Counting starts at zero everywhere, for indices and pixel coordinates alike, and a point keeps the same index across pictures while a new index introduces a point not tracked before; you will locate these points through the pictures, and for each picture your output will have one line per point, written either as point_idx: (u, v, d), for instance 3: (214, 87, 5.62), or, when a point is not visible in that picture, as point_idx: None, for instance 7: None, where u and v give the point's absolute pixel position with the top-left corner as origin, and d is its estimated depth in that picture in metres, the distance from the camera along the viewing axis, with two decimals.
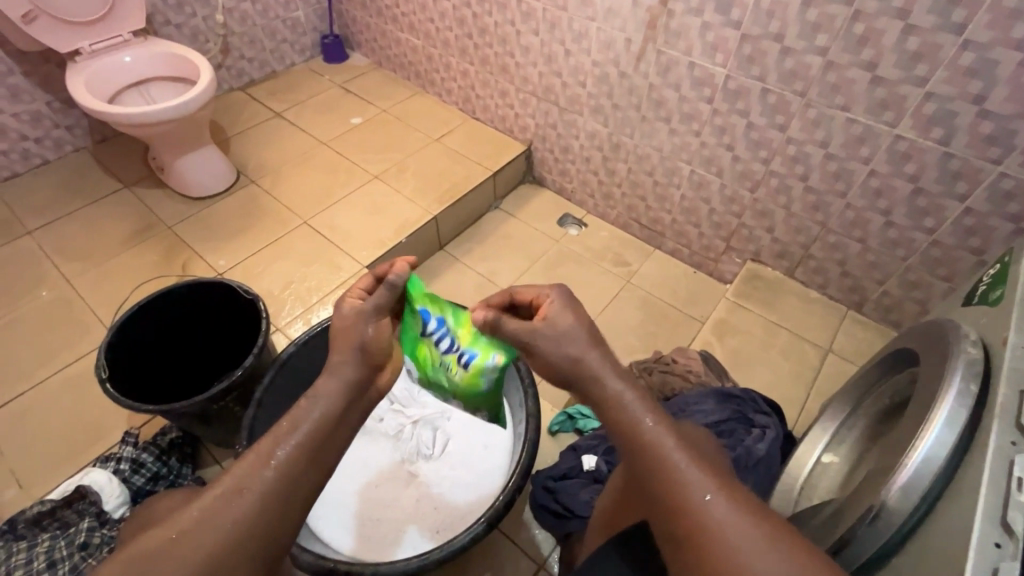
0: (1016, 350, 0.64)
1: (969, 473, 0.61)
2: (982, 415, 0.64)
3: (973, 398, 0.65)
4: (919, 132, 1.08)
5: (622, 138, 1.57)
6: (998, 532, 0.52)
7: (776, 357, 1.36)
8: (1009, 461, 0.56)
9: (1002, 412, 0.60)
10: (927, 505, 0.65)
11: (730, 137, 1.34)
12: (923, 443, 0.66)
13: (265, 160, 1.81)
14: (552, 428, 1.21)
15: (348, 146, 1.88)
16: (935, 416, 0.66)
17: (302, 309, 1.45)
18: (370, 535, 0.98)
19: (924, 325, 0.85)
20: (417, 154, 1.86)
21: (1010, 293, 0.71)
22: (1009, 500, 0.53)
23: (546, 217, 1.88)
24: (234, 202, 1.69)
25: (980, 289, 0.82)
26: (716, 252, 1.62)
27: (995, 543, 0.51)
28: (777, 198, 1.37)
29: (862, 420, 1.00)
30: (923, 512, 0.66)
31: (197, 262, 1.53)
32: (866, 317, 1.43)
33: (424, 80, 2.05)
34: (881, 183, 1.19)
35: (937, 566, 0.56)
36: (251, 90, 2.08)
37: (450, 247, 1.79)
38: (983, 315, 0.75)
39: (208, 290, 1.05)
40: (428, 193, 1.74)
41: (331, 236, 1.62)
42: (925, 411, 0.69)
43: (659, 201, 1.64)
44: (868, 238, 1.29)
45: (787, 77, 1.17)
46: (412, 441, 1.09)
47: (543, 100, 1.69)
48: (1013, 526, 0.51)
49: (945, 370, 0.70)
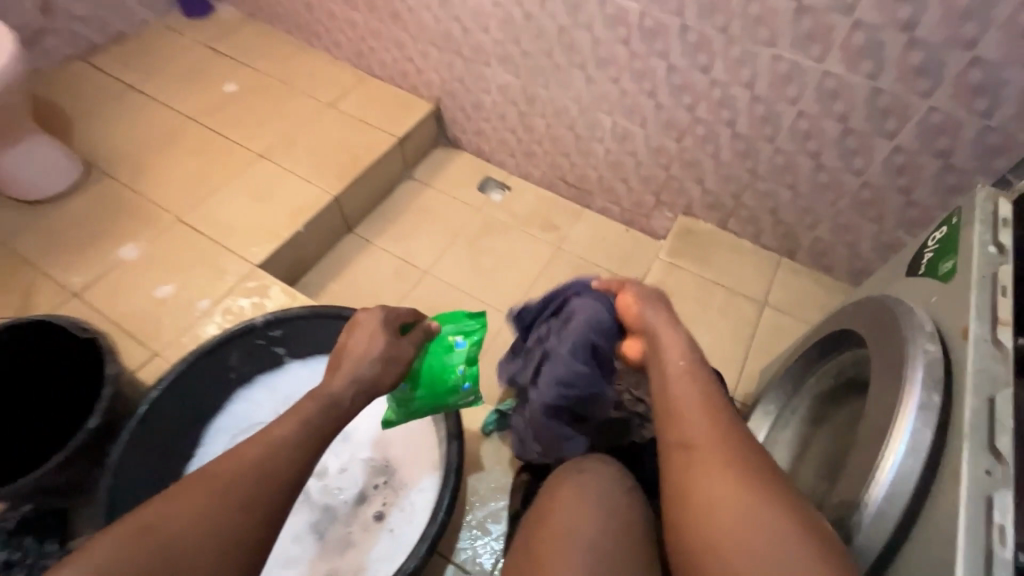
0: (979, 349, 0.57)
1: (941, 503, 0.55)
2: (947, 432, 0.57)
3: (936, 413, 0.58)
4: (847, 66, 1.01)
5: (536, 91, 1.45)
6: None
7: (715, 317, 1.32)
8: (986, 497, 0.51)
9: (971, 432, 0.54)
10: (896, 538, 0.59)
11: (651, 83, 1.25)
12: (888, 464, 0.59)
13: (121, 147, 1.53)
14: (485, 429, 1.11)
15: (223, 120, 1.62)
16: (898, 431, 0.59)
17: (185, 325, 1.24)
18: None
19: (869, 303, 0.73)
20: (309, 124, 1.63)
21: (959, 272, 0.63)
22: (993, 550, 0.49)
23: (462, 183, 1.72)
24: (87, 203, 1.41)
25: (925, 258, 0.71)
26: (647, 208, 1.53)
27: None
28: (705, 146, 1.29)
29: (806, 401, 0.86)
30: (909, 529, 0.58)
31: (46, 283, 1.27)
32: (800, 262, 1.38)
33: (307, 34, 1.78)
34: (810, 125, 1.12)
35: None
36: (94, 59, 1.74)
37: (360, 229, 1.60)
38: (932, 295, 0.66)
39: (34, 332, 0.87)
40: (326, 170, 1.53)
41: (213, 231, 1.39)
42: (886, 422, 0.62)
43: (583, 157, 1.53)
44: (799, 184, 1.23)
45: (707, 10, 1.07)
46: (318, 471, 0.94)
47: (444, 50, 1.53)
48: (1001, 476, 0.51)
49: (900, 375, 0.61)
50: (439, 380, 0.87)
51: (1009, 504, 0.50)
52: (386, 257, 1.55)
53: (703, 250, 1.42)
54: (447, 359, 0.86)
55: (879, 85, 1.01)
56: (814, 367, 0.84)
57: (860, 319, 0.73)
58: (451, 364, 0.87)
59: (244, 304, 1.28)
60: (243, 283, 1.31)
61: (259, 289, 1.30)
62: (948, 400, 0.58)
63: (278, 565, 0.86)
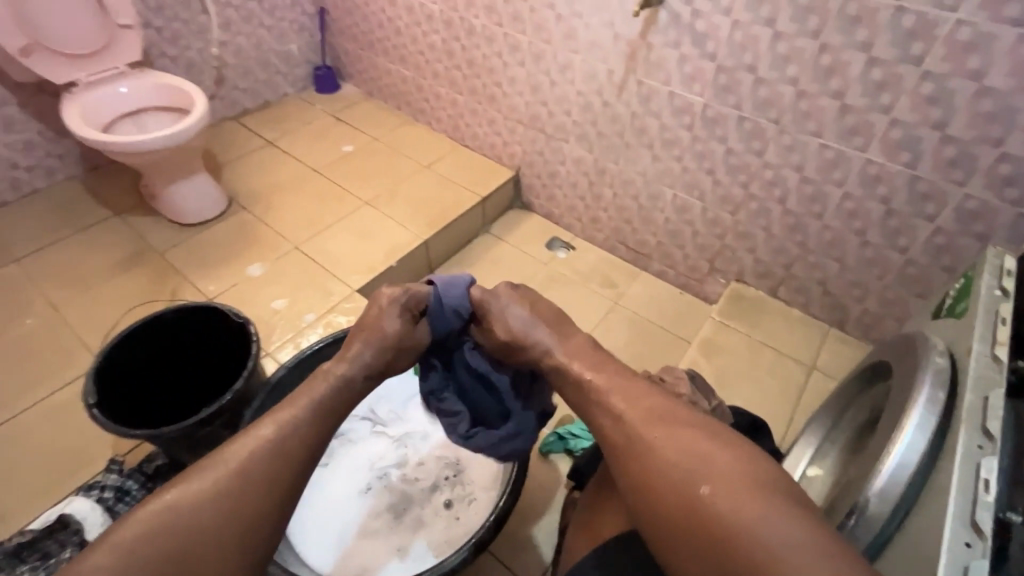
0: (980, 359, 0.68)
1: (941, 477, 0.64)
2: (949, 423, 0.68)
3: (941, 405, 0.69)
4: (887, 156, 1.17)
5: (607, 164, 1.67)
6: (968, 531, 0.56)
7: (763, 375, 1.40)
8: (976, 464, 0.60)
9: (969, 418, 0.64)
10: (899, 513, 0.68)
11: (711, 163, 1.44)
12: (896, 448, 0.69)
13: (257, 188, 1.86)
14: (543, 449, 1.22)
15: (340, 172, 1.93)
16: (907, 422, 0.69)
17: (292, 333, 1.46)
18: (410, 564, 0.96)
19: (897, 339, 0.86)
20: (408, 181, 1.92)
21: (972, 306, 0.76)
22: (978, 501, 0.57)
23: (532, 240, 1.93)
24: (226, 228, 1.72)
25: (946, 305, 0.86)
26: (701, 273, 1.67)
27: (966, 542, 0.56)
28: (758, 219, 1.44)
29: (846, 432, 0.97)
30: (911, 503, 0.67)
31: (187, 287, 1.54)
32: (848, 333, 1.46)
33: (414, 109, 2.13)
34: (855, 205, 1.26)
35: (919, 551, 0.60)
36: (243, 120, 2.14)
37: (441, 271, 1.82)
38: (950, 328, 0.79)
39: (197, 313, 1.06)
40: (419, 218, 1.79)
41: (323, 260, 1.64)
42: (898, 417, 0.72)
43: (644, 224, 1.71)
44: (846, 258, 1.35)
45: (762, 105, 1.27)
46: (400, 461, 1.08)
47: (530, 128, 1.79)
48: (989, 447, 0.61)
49: (915, 380, 0.73)
50: None
51: (994, 466, 0.59)
52: None
53: (753, 313, 1.52)
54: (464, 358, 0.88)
55: (917, 174, 1.15)
56: (855, 400, 0.97)
57: (890, 348, 0.87)
58: None
59: (342, 320, 1.49)
60: (343, 304, 1.53)
61: (355, 309, 1.52)
62: (952, 399, 0.69)
63: (362, 538, 0.99)
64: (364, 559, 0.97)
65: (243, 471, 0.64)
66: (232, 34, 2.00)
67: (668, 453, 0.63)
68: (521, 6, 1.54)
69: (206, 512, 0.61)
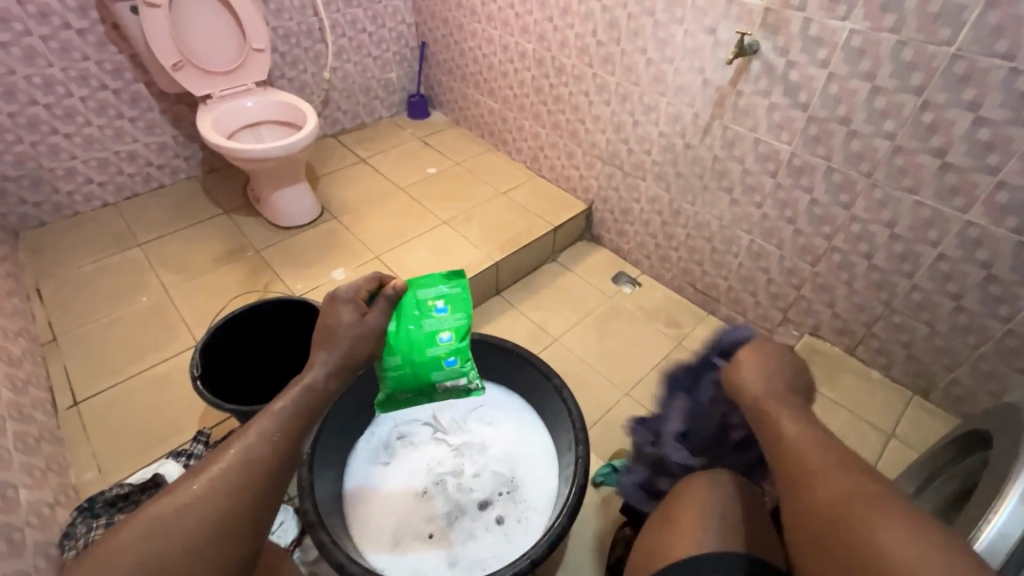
0: None
1: None
2: None
3: None
4: (991, 219, 1.12)
5: (682, 205, 1.68)
6: None
7: (834, 435, 1.33)
8: None
9: None
10: None
11: (793, 211, 1.42)
12: (997, 517, 0.66)
13: (347, 200, 2.01)
14: (595, 479, 1.22)
15: (422, 192, 2.06)
16: (1008, 493, 0.67)
17: None
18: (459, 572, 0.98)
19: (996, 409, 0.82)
20: (485, 205, 2.01)
21: None
22: None
23: (599, 272, 1.95)
24: (317, 234, 1.87)
25: None
26: (772, 322, 1.62)
27: None
28: (839, 273, 1.40)
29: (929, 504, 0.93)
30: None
31: (277, 284, 1.68)
32: (933, 403, 1.37)
33: (497, 139, 2.24)
34: (951, 268, 1.20)
35: None
36: (341, 138, 2.33)
37: (507, 293, 1.88)
38: None
39: (291, 306, 1.16)
40: (492, 241, 1.87)
41: (401, 271, 1.74)
42: (995, 490, 0.69)
43: (715, 267, 1.69)
44: (936, 322, 1.28)
45: (853, 158, 1.25)
46: (457, 470, 1.12)
47: (608, 164, 1.84)
48: None
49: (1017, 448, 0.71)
50: (417, 347, 0.97)
51: None
52: (524, 320, 1.79)
53: (827, 369, 1.46)
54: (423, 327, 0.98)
55: None
56: (943, 469, 0.92)
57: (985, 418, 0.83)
58: (429, 333, 0.98)
59: None
60: None
61: None
62: None
63: (414, 540, 1.02)
64: (415, 559, 1.00)
65: (212, 484, 0.62)
66: (343, 61, 2.20)
67: (897, 544, 0.54)
68: (613, 49, 1.61)
69: (176, 513, 0.59)
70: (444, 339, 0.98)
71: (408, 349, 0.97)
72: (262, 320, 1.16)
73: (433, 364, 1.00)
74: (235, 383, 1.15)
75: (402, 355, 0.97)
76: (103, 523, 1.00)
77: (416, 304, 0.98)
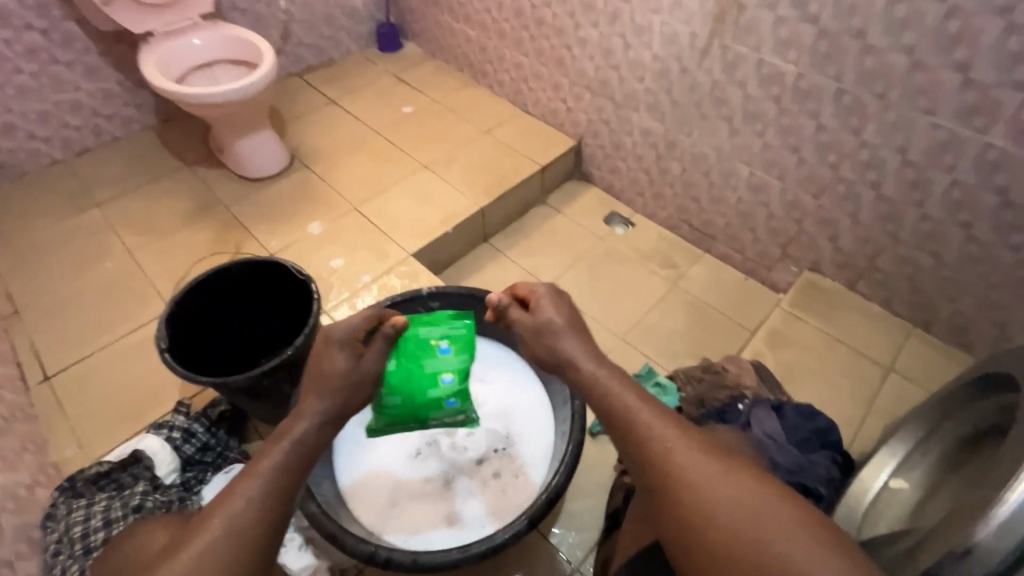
0: None
1: None
2: None
3: None
4: (1013, 140, 1.03)
5: (677, 137, 1.57)
6: None
7: (833, 371, 1.31)
8: None
9: None
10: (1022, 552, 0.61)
11: (797, 140, 1.32)
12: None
13: (318, 146, 1.87)
14: (594, 429, 1.20)
15: (399, 134, 1.91)
16: None
17: (349, 294, 1.48)
18: (458, 532, 0.96)
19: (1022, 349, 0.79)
20: (467, 146, 1.88)
21: None
22: None
23: (590, 214, 1.86)
24: (288, 185, 1.74)
25: None
26: (771, 259, 1.56)
27: None
28: (844, 205, 1.32)
29: (935, 446, 0.91)
30: None
31: (250, 242, 1.58)
32: (934, 335, 1.34)
33: (476, 71, 2.07)
34: (965, 195, 1.13)
35: None
36: (307, 78, 2.13)
37: (495, 240, 1.79)
38: None
39: (263, 269, 1.08)
40: (476, 185, 1.75)
41: (382, 222, 1.64)
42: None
43: (712, 203, 1.61)
44: (944, 252, 1.22)
45: (866, 78, 1.14)
46: (450, 429, 1.08)
47: (597, 95, 1.70)
48: None
49: None
50: (416, 388, 0.97)
51: None
52: (514, 267, 1.72)
53: (827, 305, 1.42)
54: (427, 368, 0.97)
55: None
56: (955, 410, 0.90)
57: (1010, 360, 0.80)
58: (431, 375, 0.97)
59: (397, 283, 1.50)
60: (398, 267, 1.53)
61: (410, 274, 1.52)
62: None
63: (411, 500, 1.00)
64: (413, 521, 0.98)
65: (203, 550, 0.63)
66: None
67: (722, 498, 0.59)
68: None
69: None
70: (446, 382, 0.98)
71: (409, 391, 0.97)
72: (233, 284, 1.08)
73: (433, 403, 1.00)
74: (210, 353, 1.09)
75: (401, 394, 0.97)
76: (84, 505, 0.96)
77: (417, 343, 0.96)
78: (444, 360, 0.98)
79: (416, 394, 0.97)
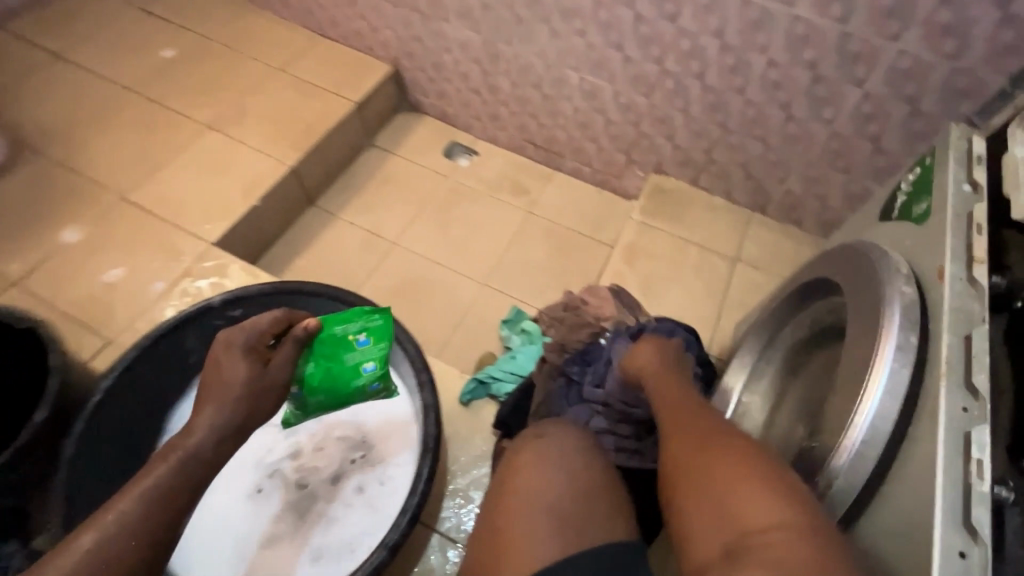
0: (955, 284, 0.61)
1: (917, 446, 0.58)
2: (923, 371, 0.61)
3: (913, 353, 0.61)
4: (816, 10, 1.00)
5: (498, 47, 1.38)
6: (962, 536, 0.51)
7: (688, 274, 1.32)
8: (964, 433, 0.55)
9: (949, 371, 0.58)
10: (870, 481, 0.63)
11: (618, 35, 1.20)
12: (866, 408, 0.62)
13: (51, 121, 1.41)
14: (464, 398, 1.10)
15: (165, 88, 1.50)
16: (876, 379, 0.62)
17: (139, 311, 1.17)
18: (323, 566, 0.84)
19: (848, 256, 0.76)
20: (259, 91, 1.52)
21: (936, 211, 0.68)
22: (973, 492, 0.52)
23: (428, 149, 1.64)
24: (16, 182, 1.30)
25: (902, 200, 0.78)
26: (618, 167, 1.49)
27: (960, 552, 0.51)
28: (675, 101, 1.26)
29: (779, 351, 0.92)
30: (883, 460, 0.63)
31: None
32: (770, 217, 1.38)
33: None
34: (780, 75, 1.10)
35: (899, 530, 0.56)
36: (11, 25, 1.56)
37: (322, 202, 1.53)
38: (908, 238, 0.72)
39: None
40: (280, 140, 1.45)
41: (165, 209, 1.30)
42: (862, 367, 0.65)
43: (550, 117, 1.47)
44: (769, 136, 1.22)
45: None
46: (294, 451, 0.93)
47: (401, 6, 1.43)
48: (976, 389, 0.56)
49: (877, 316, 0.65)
50: (339, 383, 0.86)
51: (985, 437, 0.53)
52: (351, 229, 1.49)
53: (674, 207, 1.40)
54: (343, 362, 0.85)
55: (848, 29, 1.00)
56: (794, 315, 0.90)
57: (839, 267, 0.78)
58: (349, 365, 0.85)
59: (202, 285, 1.22)
60: (198, 264, 1.24)
61: (216, 269, 1.24)
62: (923, 338, 0.62)
63: (260, 547, 0.86)
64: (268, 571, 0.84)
65: None
66: None
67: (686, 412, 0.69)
68: None
69: None
70: (368, 371, 0.86)
71: (329, 387, 0.85)
72: None
73: (359, 392, 0.89)
74: None
75: (323, 392, 0.86)
76: None
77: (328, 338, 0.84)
78: (364, 348, 0.85)
79: (337, 387, 0.86)
